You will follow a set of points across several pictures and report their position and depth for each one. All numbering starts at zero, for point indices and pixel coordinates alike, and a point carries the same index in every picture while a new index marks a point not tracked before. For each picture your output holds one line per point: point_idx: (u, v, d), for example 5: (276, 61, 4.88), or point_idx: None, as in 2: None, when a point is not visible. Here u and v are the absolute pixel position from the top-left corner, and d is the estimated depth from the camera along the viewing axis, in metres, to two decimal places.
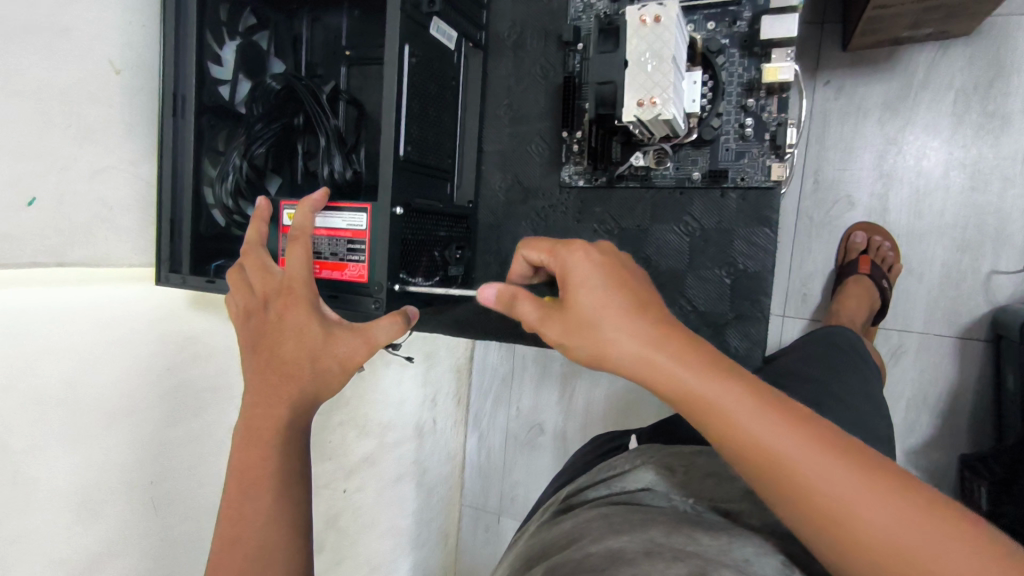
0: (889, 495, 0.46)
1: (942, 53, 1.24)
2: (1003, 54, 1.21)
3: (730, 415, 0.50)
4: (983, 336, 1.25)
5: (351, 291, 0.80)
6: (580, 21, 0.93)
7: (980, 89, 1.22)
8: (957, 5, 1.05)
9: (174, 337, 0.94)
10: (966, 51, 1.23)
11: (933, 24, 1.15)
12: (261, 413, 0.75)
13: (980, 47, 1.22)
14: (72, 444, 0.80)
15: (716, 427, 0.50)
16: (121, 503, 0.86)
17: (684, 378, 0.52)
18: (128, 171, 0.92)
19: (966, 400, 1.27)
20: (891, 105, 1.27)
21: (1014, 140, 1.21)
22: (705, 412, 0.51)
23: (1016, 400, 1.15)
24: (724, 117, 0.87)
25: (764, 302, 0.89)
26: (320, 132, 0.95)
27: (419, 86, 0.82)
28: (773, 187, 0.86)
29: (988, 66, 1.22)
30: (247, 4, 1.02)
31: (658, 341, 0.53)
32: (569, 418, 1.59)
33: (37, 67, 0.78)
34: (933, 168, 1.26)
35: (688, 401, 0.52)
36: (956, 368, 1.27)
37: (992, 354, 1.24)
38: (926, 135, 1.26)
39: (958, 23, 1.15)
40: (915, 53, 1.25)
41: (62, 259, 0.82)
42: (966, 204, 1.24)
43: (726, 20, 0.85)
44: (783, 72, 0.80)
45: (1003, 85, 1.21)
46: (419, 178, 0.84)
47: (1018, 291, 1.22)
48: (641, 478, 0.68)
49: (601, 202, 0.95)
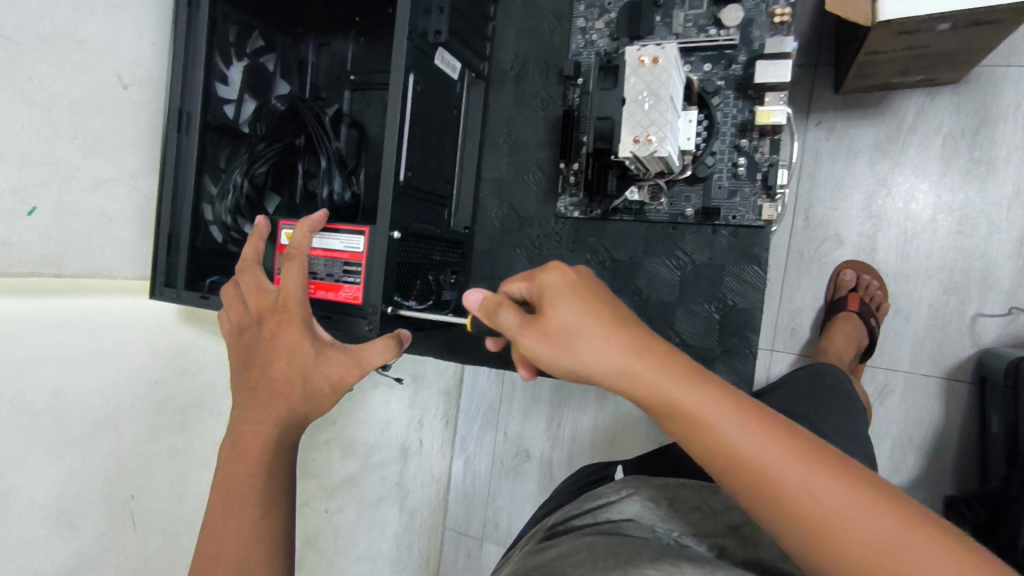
0: (874, 505, 0.48)
1: (930, 99, 1.28)
2: (990, 103, 1.25)
3: (713, 428, 0.52)
4: (969, 377, 1.27)
5: (344, 312, 0.81)
6: (581, 57, 0.95)
7: (967, 135, 1.26)
8: (948, 53, 1.09)
9: (163, 352, 0.94)
10: (953, 98, 1.26)
11: (922, 71, 1.19)
12: (250, 431, 0.74)
13: (968, 95, 1.26)
14: (54, 455, 0.79)
15: (698, 438, 0.53)
16: (99, 517, 0.85)
17: (671, 394, 0.54)
18: (129, 184, 0.93)
19: (951, 440, 1.28)
20: (880, 147, 1.30)
21: (999, 186, 1.24)
22: (693, 430, 0.53)
23: (1000, 443, 1.16)
24: (718, 156, 0.88)
25: (752, 339, 0.89)
26: (322, 154, 0.98)
27: (422, 113, 0.83)
28: (764, 226, 0.87)
29: (975, 114, 1.25)
30: (257, 26, 1.04)
31: (641, 358, 0.55)
32: (557, 445, 1.59)
33: (49, 78, 0.79)
34: (921, 211, 1.29)
35: (671, 413, 0.54)
36: (941, 409, 1.28)
37: (977, 396, 1.26)
38: (915, 178, 1.29)
39: (946, 71, 1.19)
40: (905, 99, 1.29)
41: (58, 269, 0.82)
42: (953, 247, 1.27)
43: (722, 63, 0.87)
44: (776, 115, 0.82)
45: (990, 132, 1.25)
46: (418, 203, 0.86)
47: (1003, 334, 1.24)
48: (628, 510, 0.69)
49: (596, 233, 0.96)
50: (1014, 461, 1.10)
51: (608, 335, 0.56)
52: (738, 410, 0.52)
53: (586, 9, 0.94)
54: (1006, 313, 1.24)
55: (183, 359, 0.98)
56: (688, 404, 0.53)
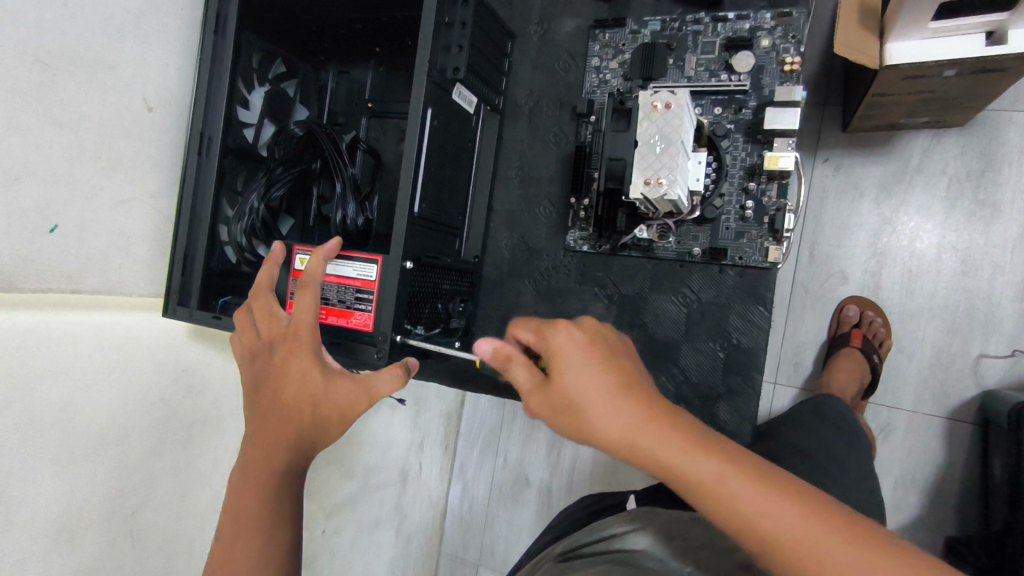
0: (886, 564, 0.48)
1: (936, 141, 1.29)
2: (994, 147, 1.27)
3: (719, 487, 0.53)
4: (972, 419, 1.27)
5: (354, 338, 0.82)
6: (594, 95, 0.96)
7: (972, 178, 1.28)
8: (953, 98, 1.12)
9: (171, 368, 0.96)
10: (959, 140, 1.28)
11: (930, 114, 1.21)
12: (259, 454, 0.77)
13: (973, 138, 1.28)
14: (61, 466, 0.80)
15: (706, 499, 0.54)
16: (100, 531, 0.86)
17: (674, 456, 0.55)
18: (149, 204, 0.95)
19: (953, 482, 1.27)
20: (886, 186, 1.32)
21: (1004, 229, 1.26)
22: (700, 492, 0.54)
23: (1003, 487, 1.16)
24: (726, 198, 0.88)
25: (756, 380, 0.89)
26: (338, 180, 1.00)
27: (439, 147, 0.85)
28: (770, 268, 0.87)
29: (979, 157, 1.27)
30: (279, 54, 1.06)
31: (646, 420, 0.57)
32: (556, 472, 1.59)
33: (78, 102, 0.82)
34: (925, 250, 1.30)
35: (676, 474, 0.55)
36: (944, 451, 1.28)
37: (979, 438, 1.26)
38: (920, 217, 1.30)
39: (955, 114, 1.21)
40: (910, 140, 1.31)
41: (76, 285, 0.84)
42: (956, 288, 1.28)
43: (732, 107, 0.88)
44: (784, 161, 0.82)
45: (994, 176, 1.27)
46: (430, 234, 0.86)
47: (1007, 377, 1.25)
48: (639, 543, 0.69)
49: (604, 268, 0.97)
50: (1016, 506, 1.10)
51: (609, 400, 0.58)
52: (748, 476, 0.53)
53: (600, 49, 0.96)
54: (1010, 354, 1.25)
55: (190, 376, 1.00)
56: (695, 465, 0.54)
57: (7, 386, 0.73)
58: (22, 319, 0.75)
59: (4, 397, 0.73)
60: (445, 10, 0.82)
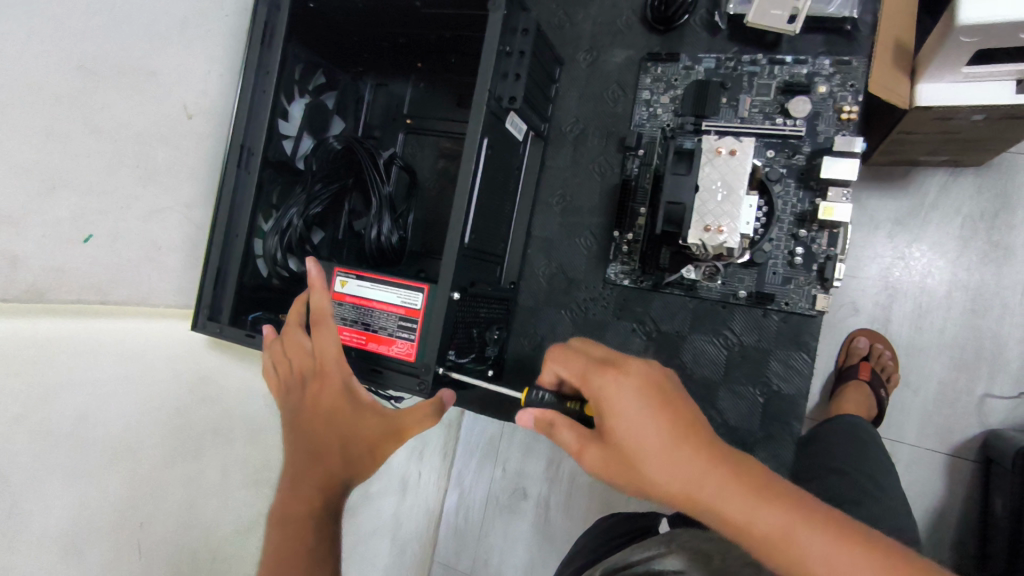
0: None
1: (953, 179, 1.30)
2: (1009, 189, 1.28)
3: (793, 545, 0.52)
4: (973, 456, 1.27)
5: (396, 368, 0.80)
6: (643, 128, 0.96)
7: (986, 218, 1.29)
8: (978, 139, 1.07)
9: (189, 377, 0.93)
10: (975, 181, 1.29)
11: (951, 151, 1.18)
12: (298, 494, 0.78)
13: (989, 178, 1.28)
14: (71, 478, 0.75)
15: (779, 557, 0.53)
16: (107, 544, 0.78)
17: (738, 513, 0.54)
18: (182, 214, 0.93)
19: (952, 518, 1.27)
20: (901, 221, 1.32)
21: (1015, 270, 1.27)
22: (772, 552, 0.53)
23: (1002, 527, 1.15)
24: (774, 243, 0.88)
25: (794, 426, 0.89)
26: (374, 197, 0.97)
27: (490, 174, 0.83)
28: (816, 316, 0.87)
29: (994, 198, 1.28)
30: (320, 64, 1.03)
31: (710, 474, 0.56)
32: (555, 486, 1.58)
33: (120, 109, 0.80)
34: (936, 287, 1.30)
35: (742, 530, 0.54)
36: (945, 486, 1.28)
37: (981, 475, 1.25)
38: (933, 254, 1.31)
39: (972, 153, 1.19)
40: (927, 177, 1.31)
41: (104, 296, 0.82)
42: (966, 325, 1.28)
43: (785, 151, 0.88)
44: (839, 213, 0.81)
45: (1008, 217, 1.28)
46: (476, 263, 0.86)
47: (1010, 417, 1.25)
48: (679, 561, 0.69)
49: (644, 303, 0.96)
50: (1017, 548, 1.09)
51: (666, 452, 0.58)
52: (820, 533, 0.52)
53: (652, 82, 0.97)
54: (1016, 395, 1.25)
55: (206, 386, 0.95)
56: (763, 519, 0.53)
57: (25, 396, 0.69)
58: (44, 329, 0.72)
59: (19, 408, 0.69)
60: (509, 39, 0.80)
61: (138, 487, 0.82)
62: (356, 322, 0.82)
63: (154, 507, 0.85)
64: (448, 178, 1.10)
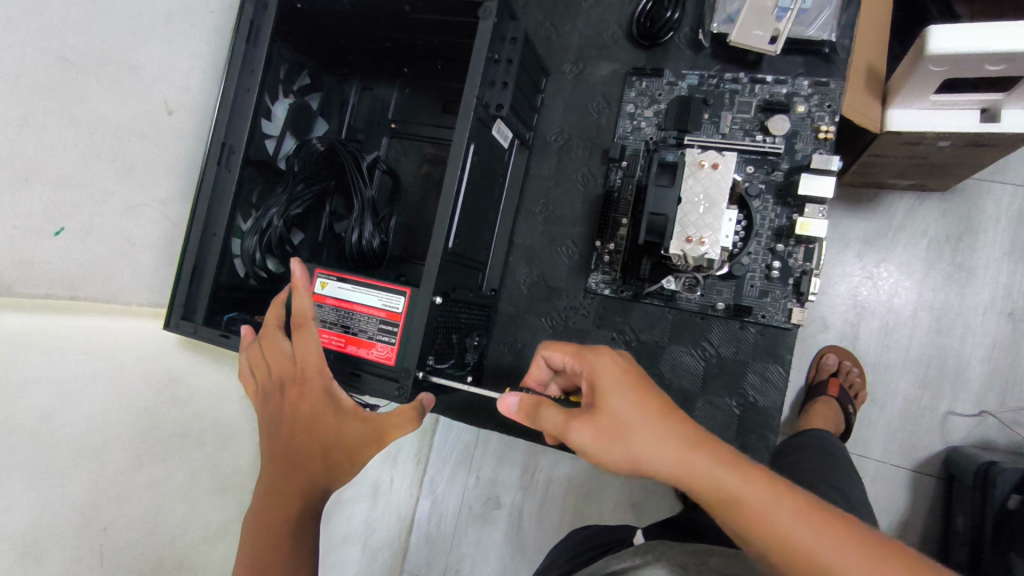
0: None
1: (920, 202, 1.35)
2: (972, 214, 1.32)
3: (765, 512, 0.56)
4: (936, 472, 1.30)
5: (375, 371, 0.79)
6: (627, 141, 0.98)
7: (951, 241, 1.33)
8: (944, 164, 1.11)
9: (158, 378, 0.90)
10: (941, 205, 1.34)
11: (918, 176, 1.22)
12: (275, 503, 0.76)
13: (954, 203, 1.33)
14: (31, 479, 0.72)
15: (752, 526, 0.56)
16: (68, 549, 0.76)
17: (717, 482, 0.58)
18: (158, 210, 0.91)
19: (915, 533, 1.29)
20: (870, 240, 1.36)
21: (977, 292, 1.31)
22: (746, 520, 0.56)
23: (963, 543, 1.18)
24: (752, 256, 0.89)
25: (770, 438, 0.91)
26: (357, 199, 0.96)
27: (475, 180, 0.84)
28: (790, 329, 0.89)
29: (959, 222, 1.33)
30: (306, 65, 1.02)
31: (693, 448, 0.60)
32: (529, 495, 1.57)
33: (100, 101, 0.78)
34: (903, 307, 1.34)
35: (719, 500, 0.58)
36: (909, 501, 1.30)
37: (943, 491, 1.28)
38: (900, 274, 1.35)
39: (938, 178, 1.24)
40: (896, 200, 1.36)
41: (75, 292, 0.79)
42: (931, 344, 1.32)
43: (764, 167, 0.91)
44: (815, 228, 0.84)
45: (971, 240, 1.32)
46: (459, 268, 0.85)
47: (971, 435, 1.29)
48: (653, 574, 0.69)
49: (623, 313, 0.97)
50: (977, 563, 1.12)
51: (652, 426, 0.61)
52: (791, 504, 0.56)
53: (636, 96, 0.98)
54: (977, 414, 1.29)
55: (175, 387, 0.93)
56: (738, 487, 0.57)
57: None
58: (10, 325, 0.69)
59: None
60: (497, 48, 0.81)
61: (102, 490, 0.80)
62: (335, 325, 0.81)
63: (117, 510, 0.82)
64: (432, 183, 1.10)
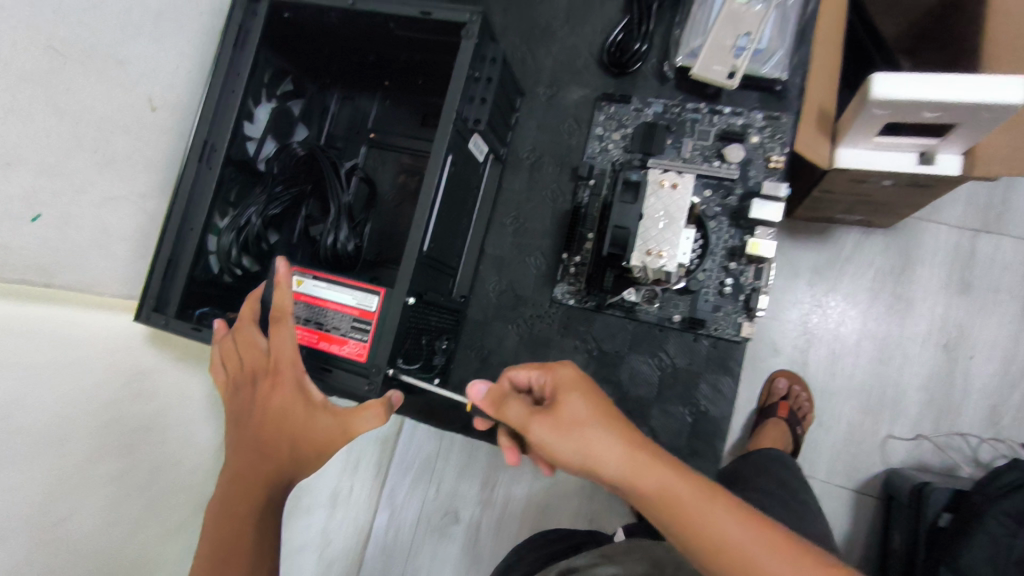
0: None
1: (865, 237, 1.45)
2: (912, 250, 1.43)
3: (699, 512, 0.61)
4: (875, 494, 1.37)
5: (346, 367, 0.82)
6: (595, 161, 1.04)
7: (893, 274, 1.43)
8: (885, 202, 1.20)
9: (123, 371, 0.90)
10: (884, 240, 1.44)
11: (863, 212, 1.32)
12: (241, 491, 0.79)
13: (896, 239, 1.43)
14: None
15: (685, 523, 0.61)
16: (22, 539, 0.74)
17: (660, 481, 0.62)
18: (135, 204, 0.92)
19: (856, 551, 1.36)
20: (820, 270, 1.45)
21: (915, 323, 1.41)
22: (682, 517, 0.61)
23: (898, 559, 1.25)
24: (707, 273, 0.96)
25: (719, 448, 0.96)
26: (333, 203, 0.99)
27: (451, 189, 0.88)
28: (740, 342, 0.96)
29: (900, 257, 1.43)
30: (290, 72, 1.06)
31: (640, 450, 0.64)
32: (488, 509, 1.59)
33: (86, 93, 0.80)
34: (848, 334, 1.43)
35: (660, 496, 0.62)
36: (851, 520, 1.37)
37: (881, 511, 1.36)
38: (846, 303, 1.44)
39: (885, 216, 1.33)
40: (843, 233, 1.45)
41: (49, 279, 0.80)
42: (873, 371, 1.41)
43: (721, 191, 0.97)
44: (765, 249, 0.90)
45: (911, 274, 1.42)
46: (432, 272, 0.89)
47: (907, 458, 1.37)
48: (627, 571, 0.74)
49: (586, 323, 1.03)
50: None
51: (605, 427, 0.66)
52: (723, 505, 0.61)
53: (604, 120, 1.05)
54: (913, 438, 1.38)
55: (140, 381, 0.92)
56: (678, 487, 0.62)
57: None
58: None
59: None
60: (478, 66, 0.86)
61: (61, 479, 0.79)
62: (308, 321, 0.83)
63: (74, 501, 0.81)
64: (408, 193, 1.13)
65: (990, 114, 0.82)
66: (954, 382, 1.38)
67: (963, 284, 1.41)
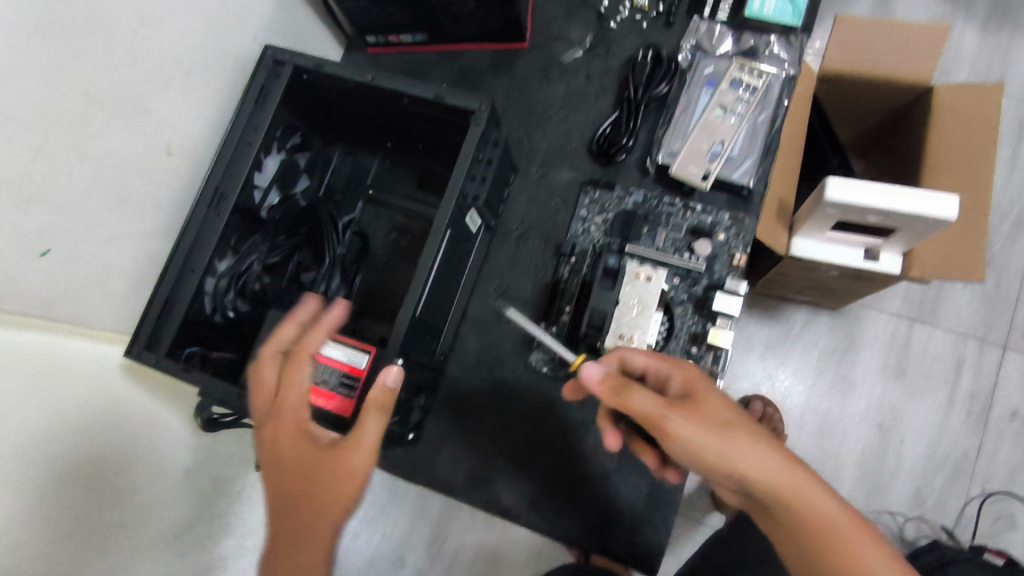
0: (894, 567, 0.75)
1: (813, 318, 1.57)
2: (855, 335, 1.56)
3: (811, 501, 0.76)
4: None
5: (331, 421, 0.86)
6: (577, 240, 1.14)
7: (837, 355, 1.55)
8: (832, 288, 1.32)
9: (98, 401, 0.91)
10: (829, 324, 1.57)
11: (814, 295, 1.44)
12: (298, 517, 0.78)
13: (841, 323, 1.56)
14: None
15: (802, 510, 0.75)
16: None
17: (789, 477, 0.76)
18: (138, 243, 0.95)
19: None
20: (771, 347, 1.57)
21: (854, 404, 1.53)
22: (799, 505, 0.75)
23: None
24: (670, 354, 1.05)
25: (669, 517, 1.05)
26: (330, 256, 1.05)
27: (447, 260, 0.96)
28: None
29: (844, 340, 1.56)
30: (301, 127, 1.13)
31: (769, 446, 0.77)
32: (435, 563, 1.52)
33: (110, 140, 0.85)
34: (793, 410, 1.53)
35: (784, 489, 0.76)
36: None
37: None
38: (795, 378, 1.55)
39: (833, 299, 1.45)
40: (794, 314, 1.58)
41: (46, 311, 0.83)
42: (813, 447, 1.51)
43: (687, 280, 1.06)
44: (724, 339, 1.00)
45: (852, 357, 1.55)
46: (420, 334, 0.95)
47: None
48: None
49: (557, 387, 1.12)
50: None
51: (744, 427, 0.78)
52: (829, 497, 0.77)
53: (588, 204, 1.16)
54: None
55: (112, 410, 0.94)
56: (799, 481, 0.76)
57: None
58: None
59: None
60: (482, 150, 0.94)
61: (31, 514, 0.79)
62: None
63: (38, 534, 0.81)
64: (398, 250, 1.20)
65: (924, 224, 0.94)
66: (886, 461, 1.49)
67: (897, 369, 1.54)
